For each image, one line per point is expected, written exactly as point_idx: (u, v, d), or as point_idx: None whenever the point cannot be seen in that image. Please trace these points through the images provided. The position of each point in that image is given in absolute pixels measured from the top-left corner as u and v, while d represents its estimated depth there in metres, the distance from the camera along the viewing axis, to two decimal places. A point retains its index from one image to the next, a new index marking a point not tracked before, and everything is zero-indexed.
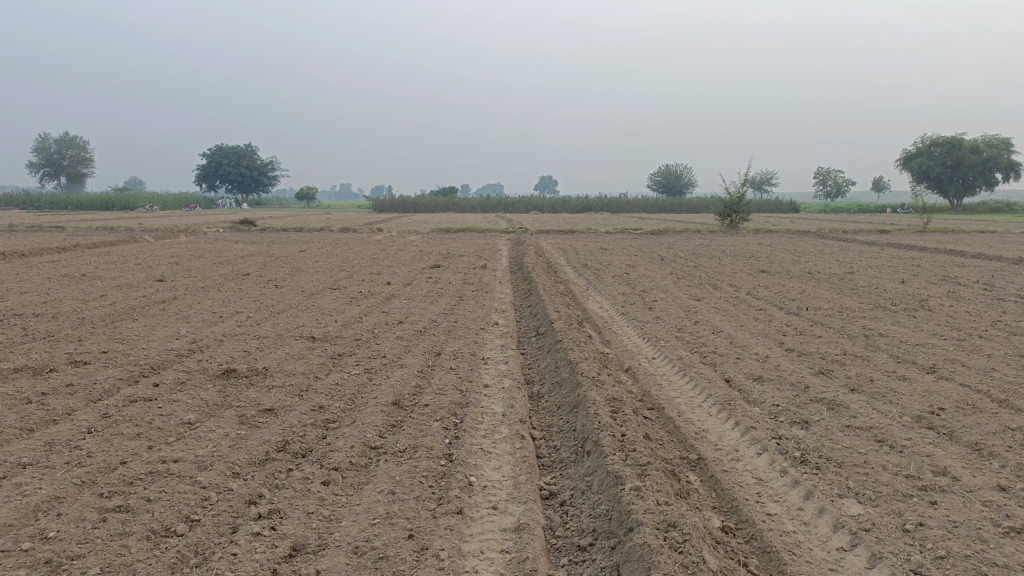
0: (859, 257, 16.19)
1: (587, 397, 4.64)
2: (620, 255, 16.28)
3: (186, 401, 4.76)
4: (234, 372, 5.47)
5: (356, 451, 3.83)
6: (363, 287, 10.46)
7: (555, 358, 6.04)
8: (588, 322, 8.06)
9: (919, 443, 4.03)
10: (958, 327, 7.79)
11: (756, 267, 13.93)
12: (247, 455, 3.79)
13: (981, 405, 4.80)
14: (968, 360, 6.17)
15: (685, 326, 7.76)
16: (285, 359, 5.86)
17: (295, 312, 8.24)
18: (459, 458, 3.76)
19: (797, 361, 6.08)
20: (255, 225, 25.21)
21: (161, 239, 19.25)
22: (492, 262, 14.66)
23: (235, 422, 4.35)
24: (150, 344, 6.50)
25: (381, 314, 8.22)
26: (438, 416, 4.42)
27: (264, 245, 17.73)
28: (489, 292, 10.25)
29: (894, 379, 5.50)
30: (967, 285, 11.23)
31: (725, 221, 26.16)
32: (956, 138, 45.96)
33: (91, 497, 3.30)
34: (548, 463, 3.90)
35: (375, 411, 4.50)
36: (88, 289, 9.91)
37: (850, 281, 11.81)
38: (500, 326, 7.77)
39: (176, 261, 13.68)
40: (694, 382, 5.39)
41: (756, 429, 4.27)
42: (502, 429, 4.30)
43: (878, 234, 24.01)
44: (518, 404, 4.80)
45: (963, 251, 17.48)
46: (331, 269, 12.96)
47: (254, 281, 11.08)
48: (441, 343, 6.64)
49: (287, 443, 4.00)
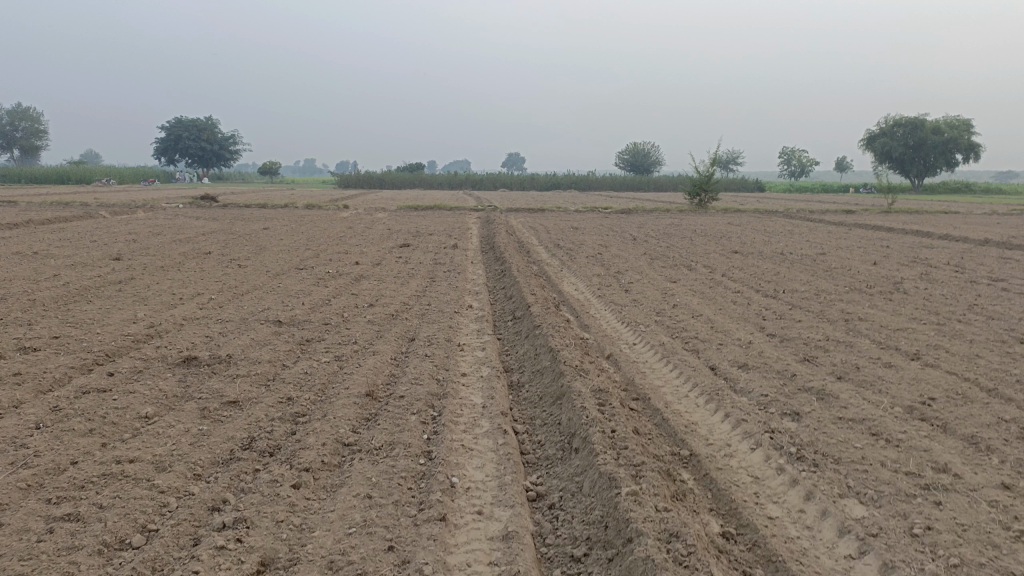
0: (829, 237, 16.17)
1: (572, 389, 4.43)
2: (593, 235, 16.07)
3: (143, 393, 4.45)
4: (195, 360, 5.16)
5: (328, 449, 3.58)
6: (330, 267, 10.12)
7: (534, 344, 5.83)
8: (564, 305, 7.85)
9: (915, 437, 3.90)
10: (936, 311, 7.72)
11: (729, 248, 13.83)
12: (210, 455, 3.51)
13: (971, 395, 4.69)
14: (951, 346, 6.08)
15: (663, 309, 7.60)
16: (249, 346, 5.56)
17: (260, 293, 7.91)
18: (438, 456, 3.53)
19: (781, 347, 5.94)
20: (215, 200, 24.55)
21: (118, 214, 18.64)
22: (463, 241, 14.34)
23: (196, 417, 4.06)
24: (105, 328, 6.14)
25: (350, 296, 7.93)
26: (414, 409, 4.18)
27: (227, 222, 17.20)
28: (461, 274, 9.99)
29: (880, 367, 5.38)
30: (940, 268, 11.24)
31: (693, 200, 26.09)
32: (918, 119, 46.47)
33: (37, 504, 3.01)
34: (532, 460, 3.70)
35: (347, 403, 4.25)
36: (40, 268, 9.45)
37: (824, 262, 11.74)
38: (475, 310, 7.52)
39: (134, 238, 13.17)
40: (678, 370, 5.21)
41: (748, 422, 4.10)
42: (483, 423, 4.08)
43: (844, 214, 24.11)
44: (498, 395, 4.58)
45: (929, 232, 17.57)
46: (297, 247, 12.57)
47: (217, 260, 10.67)
48: (414, 328, 6.37)
49: (253, 440, 3.73)
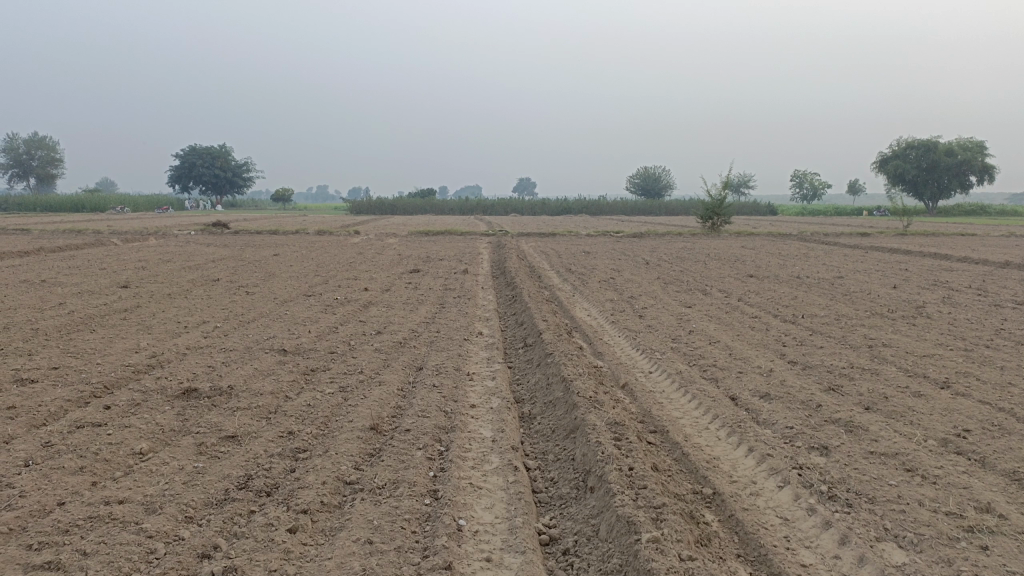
0: (845, 261, 15.95)
1: (586, 422, 4.22)
2: (604, 259, 15.88)
3: (139, 427, 4.27)
4: (195, 392, 4.98)
5: (328, 488, 3.38)
6: (338, 294, 9.96)
7: (546, 373, 5.62)
8: (577, 331, 7.64)
9: (954, 474, 3.66)
10: (963, 336, 7.45)
11: (743, 272, 13.60)
12: (203, 496, 3.31)
13: (1008, 426, 4.43)
14: (981, 373, 5.82)
15: (679, 336, 7.37)
16: (252, 376, 5.37)
17: (267, 322, 7.74)
18: (445, 496, 3.32)
19: (804, 375, 5.69)
20: (227, 227, 24.54)
21: (129, 241, 18.66)
22: (473, 266, 14.16)
23: (192, 453, 3.87)
24: (105, 358, 5.98)
25: (357, 323, 7.74)
26: (420, 444, 3.97)
27: (237, 249, 17.11)
28: (471, 300, 9.81)
29: (909, 396, 5.12)
30: (961, 291, 10.96)
31: (705, 225, 25.85)
32: (931, 141, 46.21)
33: (16, 551, 2.81)
34: (545, 500, 3.48)
35: (350, 437, 4.05)
36: (47, 297, 9.33)
37: (841, 287, 11.49)
38: (485, 337, 7.32)
39: (143, 265, 13.11)
40: (696, 401, 4.99)
41: (773, 457, 3.86)
42: (492, 459, 3.87)
43: (858, 237, 23.79)
44: (509, 429, 4.37)
45: (947, 255, 17.26)
46: (306, 273, 12.43)
47: (224, 287, 10.53)
48: (422, 356, 6.18)
49: (249, 478, 3.53)
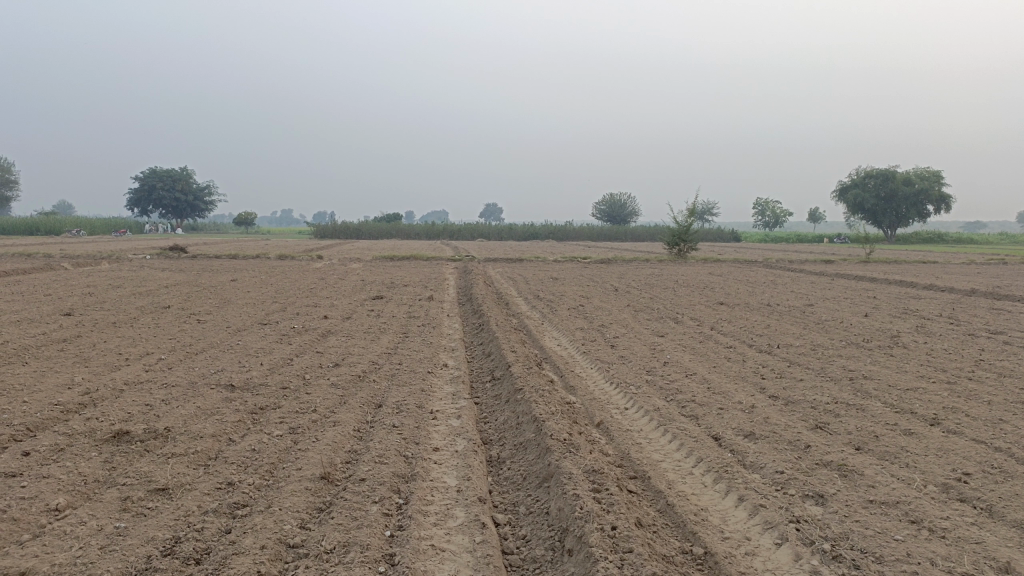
0: (813, 287, 15.88)
1: (561, 470, 3.84)
2: (572, 286, 15.60)
3: (57, 479, 3.77)
4: (128, 435, 4.49)
5: (269, 554, 2.94)
6: (296, 323, 9.46)
7: (516, 412, 5.23)
8: (547, 363, 7.27)
9: (962, 526, 3.35)
10: (943, 367, 7.24)
11: (714, 299, 13.40)
12: (121, 564, 2.86)
13: (1009, 469, 4.14)
14: (970, 408, 5.55)
15: (653, 368, 7.03)
16: (193, 417, 4.89)
17: (216, 353, 7.24)
18: (403, 562, 2.91)
19: (788, 412, 5.37)
20: (184, 250, 23.88)
21: (79, 266, 17.96)
22: (439, 293, 13.78)
23: (115, 510, 3.40)
24: (32, 396, 5.44)
25: (314, 355, 7.29)
26: (377, 497, 3.55)
27: (193, 274, 16.51)
28: (435, 328, 9.41)
29: (900, 435, 4.83)
30: (933, 320, 10.84)
31: (672, 251, 25.77)
32: (889, 171, 47.05)
33: None
34: (517, 563, 3.08)
35: (298, 489, 3.61)
36: None
37: (813, 315, 11.32)
38: (450, 369, 6.92)
39: (91, 291, 12.49)
40: (678, 441, 4.63)
41: (766, 508, 3.51)
42: (457, 513, 3.47)
43: (823, 264, 23.98)
44: (476, 477, 3.96)
45: (912, 282, 17.30)
46: (263, 300, 11.90)
47: (174, 315, 10.00)
48: (382, 392, 5.74)
49: (176, 542, 3.08)
